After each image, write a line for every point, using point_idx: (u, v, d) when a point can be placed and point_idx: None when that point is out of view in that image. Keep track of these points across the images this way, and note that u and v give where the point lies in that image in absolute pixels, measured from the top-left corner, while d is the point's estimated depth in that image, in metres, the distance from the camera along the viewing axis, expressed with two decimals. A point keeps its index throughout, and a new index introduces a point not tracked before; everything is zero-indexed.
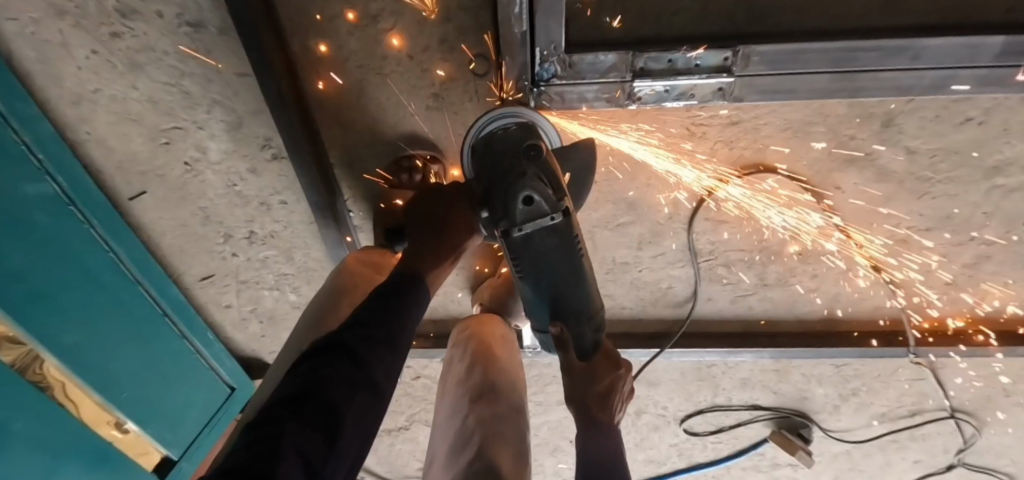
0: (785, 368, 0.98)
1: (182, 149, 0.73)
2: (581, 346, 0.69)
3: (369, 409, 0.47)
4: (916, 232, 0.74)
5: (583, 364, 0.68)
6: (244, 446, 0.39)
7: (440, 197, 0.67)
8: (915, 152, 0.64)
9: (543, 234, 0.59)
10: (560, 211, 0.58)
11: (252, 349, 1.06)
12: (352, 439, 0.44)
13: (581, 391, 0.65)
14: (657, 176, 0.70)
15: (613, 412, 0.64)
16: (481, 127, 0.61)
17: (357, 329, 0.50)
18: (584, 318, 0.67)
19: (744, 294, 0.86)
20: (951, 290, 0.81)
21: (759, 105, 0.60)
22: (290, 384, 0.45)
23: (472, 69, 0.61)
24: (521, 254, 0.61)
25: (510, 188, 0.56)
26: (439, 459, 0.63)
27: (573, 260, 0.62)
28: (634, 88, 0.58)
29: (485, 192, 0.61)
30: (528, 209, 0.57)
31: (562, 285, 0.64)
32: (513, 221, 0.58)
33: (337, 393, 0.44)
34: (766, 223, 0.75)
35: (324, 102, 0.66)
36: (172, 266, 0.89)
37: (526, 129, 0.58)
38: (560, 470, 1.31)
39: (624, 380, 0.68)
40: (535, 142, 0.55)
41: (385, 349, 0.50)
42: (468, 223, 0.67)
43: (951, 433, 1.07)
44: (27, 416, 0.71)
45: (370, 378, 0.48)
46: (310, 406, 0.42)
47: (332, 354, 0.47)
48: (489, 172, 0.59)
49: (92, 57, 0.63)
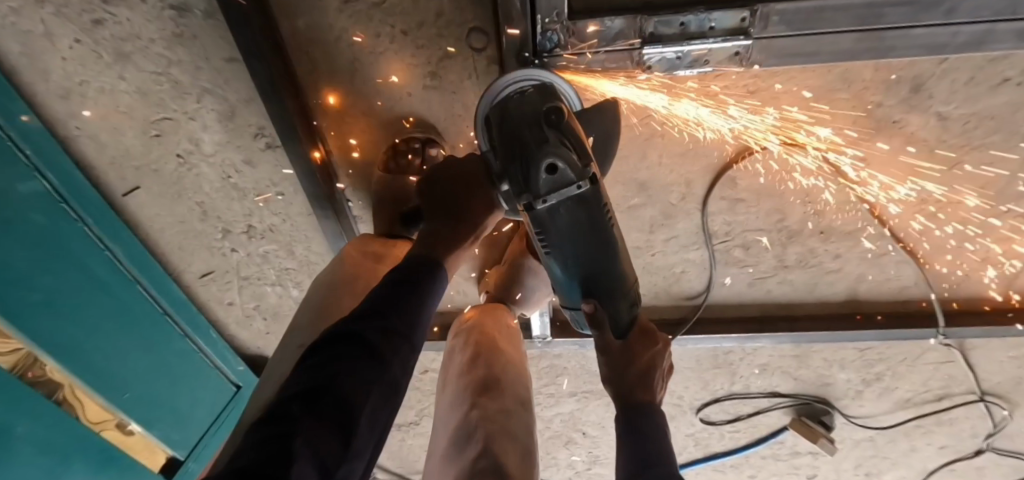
0: (805, 353, 0.94)
1: (175, 142, 0.71)
2: (618, 321, 0.64)
3: (384, 405, 0.45)
4: (946, 206, 0.70)
5: (620, 344, 0.64)
6: (252, 446, 0.36)
7: (456, 171, 0.63)
8: (948, 118, 0.60)
9: (568, 205, 0.55)
10: (587, 178, 0.53)
11: (257, 348, 1.04)
12: (365, 438, 0.42)
13: (619, 372, 0.62)
14: (669, 153, 0.67)
15: (654, 389, 0.61)
16: (494, 98, 0.57)
17: (374, 318, 0.47)
18: (619, 291, 0.63)
19: (763, 276, 0.82)
20: (982, 267, 0.77)
21: (777, 71, 0.57)
22: (302, 376, 0.42)
23: (470, 44, 0.58)
24: (547, 229, 0.57)
25: (531, 156, 0.52)
26: (439, 453, 0.62)
27: (604, 233, 0.58)
28: (644, 56, 0.55)
29: (503, 162, 0.56)
30: (552, 178, 0.52)
31: (594, 259, 0.60)
32: (537, 193, 0.54)
33: (352, 389, 0.42)
34: (784, 202, 0.72)
35: (318, 85, 0.63)
36: (171, 265, 0.87)
37: (545, 93, 0.54)
38: (573, 462, 1.29)
39: (662, 357, 0.64)
40: (555, 105, 0.53)
41: (401, 340, 0.48)
42: (486, 203, 0.64)
43: (980, 417, 1.03)
44: (31, 418, 0.70)
45: (387, 374, 0.46)
46: (324, 404, 0.40)
47: (348, 346, 0.45)
48: (507, 139, 0.55)
49: (76, 46, 0.60)
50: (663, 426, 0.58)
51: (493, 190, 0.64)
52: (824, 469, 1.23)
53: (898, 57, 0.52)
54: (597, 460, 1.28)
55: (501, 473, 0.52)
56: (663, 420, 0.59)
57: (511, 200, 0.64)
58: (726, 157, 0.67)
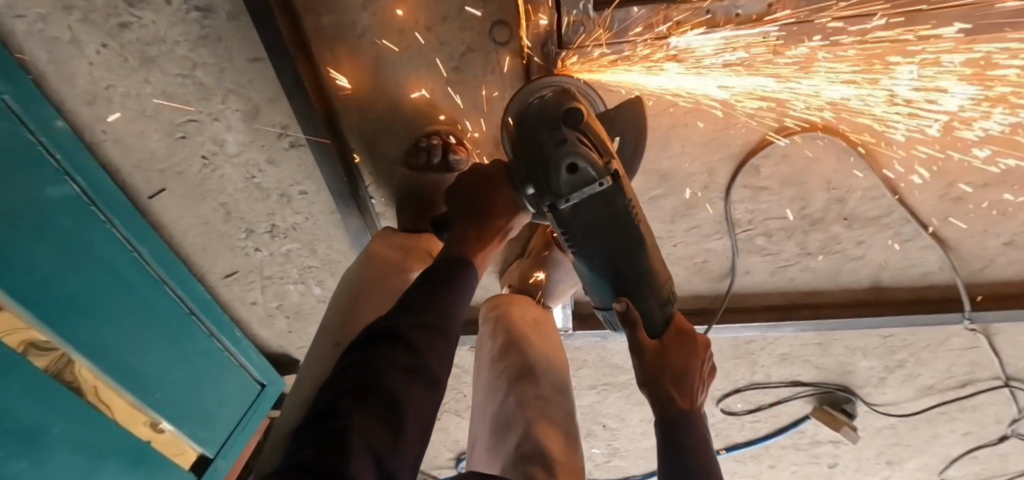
0: (827, 341, 0.94)
1: (199, 143, 0.71)
2: (652, 320, 0.64)
3: (429, 398, 0.45)
4: (972, 189, 0.69)
5: (655, 344, 0.62)
6: (311, 444, 0.39)
7: (479, 177, 0.63)
8: (976, 101, 0.59)
9: (591, 201, 0.57)
10: (608, 175, 0.55)
11: (279, 345, 1.07)
12: (415, 430, 0.43)
13: (656, 375, 0.60)
14: (692, 143, 0.67)
15: (692, 394, 0.60)
16: (513, 100, 0.60)
17: (409, 314, 0.48)
18: (649, 287, 0.62)
19: (784, 265, 0.82)
20: (1007, 250, 0.77)
21: (803, 56, 0.57)
22: (347, 371, 0.44)
23: (493, 37, 0.58)
24: (571, 228, 0.59)
25: (552, 156, 0.55)
26: (482, 438, 0.66)
27: (629, 231, 0.59)
28: (670, 42, 0.57)
29: (525, 167, 0.60)
30: (573, 178, 0.55)
31: (623, 255, 0.60)
32: (559, 193, 0.57)
33: (397, 385, 0.43)
34: (806, 190, 0.72)
35: (341, 84, 0.64)
36: (195, 265, 0.89)
37: (562, 94, 0.57)
38: (592, 454, 1.30)
39: (701, 359, 0.63)
40: (572, 106, 0.54)
41: (439, 336, 0.48)
42: (513, 204, 0.63)
43: (1005, 403, 1.02)
44: (66, 418, 0.71)
45: (428, 368, 0.46)
46: (374, 401, 0.42)
47: (388, 342, 0.45)
48: (527, 142, 0.58)
49: (103, 51, 0.61)
50: (702, 435, 0.57)
51: (517, 192, 0.63)
52: (845, 457, 1.23)
53: (941, 19, 0.51)
54: (617, 453, 1.28)
55: (547, 459, 0.56)
56: (701, 428, 0.57)
57: (537, 203, 0.62)
58: (750, 145, 0.67)
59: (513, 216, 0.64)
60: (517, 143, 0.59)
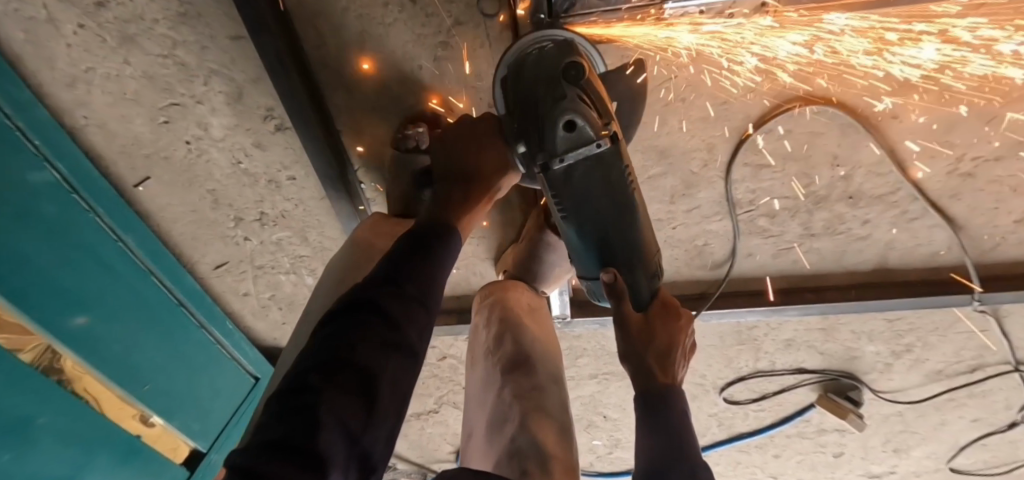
0: (832, 326, 0.92)
1: (183, 128, 0.69)
2: (638, 293, 0.64)
3: (405, 372, 0.44)
4: (981, 164, 0.67)
5: (639, 317, 0.62)
6: (276, 418, 0.37)
7: (471, 130, 0.61)
8: (988, 71, 0.57)
9: (586, 164, 0.55)
10: (607, 137, 0.53)
11: (274, 339, 1.05)
12: (389, 403, 0.42)
13: (637, 346, 0.60)
14: (691, 118, 0.65)
15: (674, 369, 0.59)
16: (510, 50, 0.56)
17: (386, 284, 0.46)
18: (638, 260, 0.62)
19: (788, 247, 0.80)
20: (1019, 228, 0.74)
21: (804, 24, 0.55)
22: (319, 347, 0.42)
23: (481, 10, 0.56)
24: (563, 191, 0.57)
25: (549, 113, 0.52)
26: (479, 431, 0.64)
27: (622, 195, 0.57)
28: (665, 10, 0.54)
29: (518, 125, 0.57)
30: (570, 136, 0.52)
31: (613, 224, 0.59)
32: (554, 152, 0.54)
33: (372, 358, 0.41)
34: (812, 166, 0.69)
35: (326, 64, 0.62)
36: (185, 256, 0.87)
37: (565, 48, 0.53)
38: (594, 446, 1.28)
39: (684, 334, 0.63)
40: (575, 60, 0.51)
41: (418, 308, 0.46)
42: (502, 162, 0.61)
43: (1014, 388, 0.99)
44: (53, 410, 0.69)
45: (406, 341, 0.44)
46: (345, 374, 0.40)
47: (362, 315, 0.43)
48: (523, 98, 0.54)
49: (80, 32, 0.59)
50: (684, 409, 0.56)
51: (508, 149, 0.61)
52: (851, 446, 1.21)
53: None
54: (619, 444, 1.27)
55: (542, 455, 0.54)
56: (684, 403, 0.57)
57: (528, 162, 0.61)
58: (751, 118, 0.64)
59: (503, 175, 0.63)
60: (513, 102, 0.56)
